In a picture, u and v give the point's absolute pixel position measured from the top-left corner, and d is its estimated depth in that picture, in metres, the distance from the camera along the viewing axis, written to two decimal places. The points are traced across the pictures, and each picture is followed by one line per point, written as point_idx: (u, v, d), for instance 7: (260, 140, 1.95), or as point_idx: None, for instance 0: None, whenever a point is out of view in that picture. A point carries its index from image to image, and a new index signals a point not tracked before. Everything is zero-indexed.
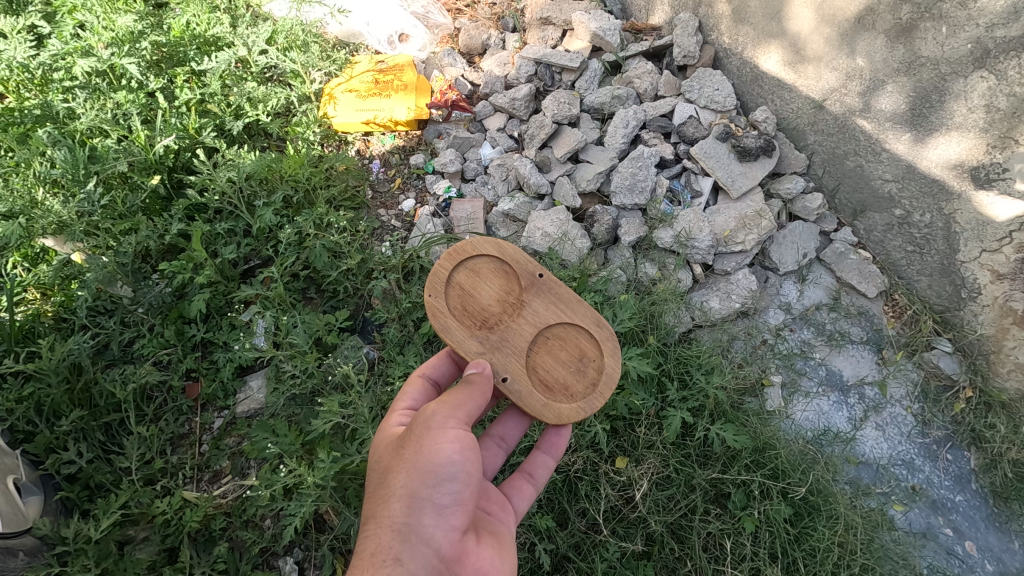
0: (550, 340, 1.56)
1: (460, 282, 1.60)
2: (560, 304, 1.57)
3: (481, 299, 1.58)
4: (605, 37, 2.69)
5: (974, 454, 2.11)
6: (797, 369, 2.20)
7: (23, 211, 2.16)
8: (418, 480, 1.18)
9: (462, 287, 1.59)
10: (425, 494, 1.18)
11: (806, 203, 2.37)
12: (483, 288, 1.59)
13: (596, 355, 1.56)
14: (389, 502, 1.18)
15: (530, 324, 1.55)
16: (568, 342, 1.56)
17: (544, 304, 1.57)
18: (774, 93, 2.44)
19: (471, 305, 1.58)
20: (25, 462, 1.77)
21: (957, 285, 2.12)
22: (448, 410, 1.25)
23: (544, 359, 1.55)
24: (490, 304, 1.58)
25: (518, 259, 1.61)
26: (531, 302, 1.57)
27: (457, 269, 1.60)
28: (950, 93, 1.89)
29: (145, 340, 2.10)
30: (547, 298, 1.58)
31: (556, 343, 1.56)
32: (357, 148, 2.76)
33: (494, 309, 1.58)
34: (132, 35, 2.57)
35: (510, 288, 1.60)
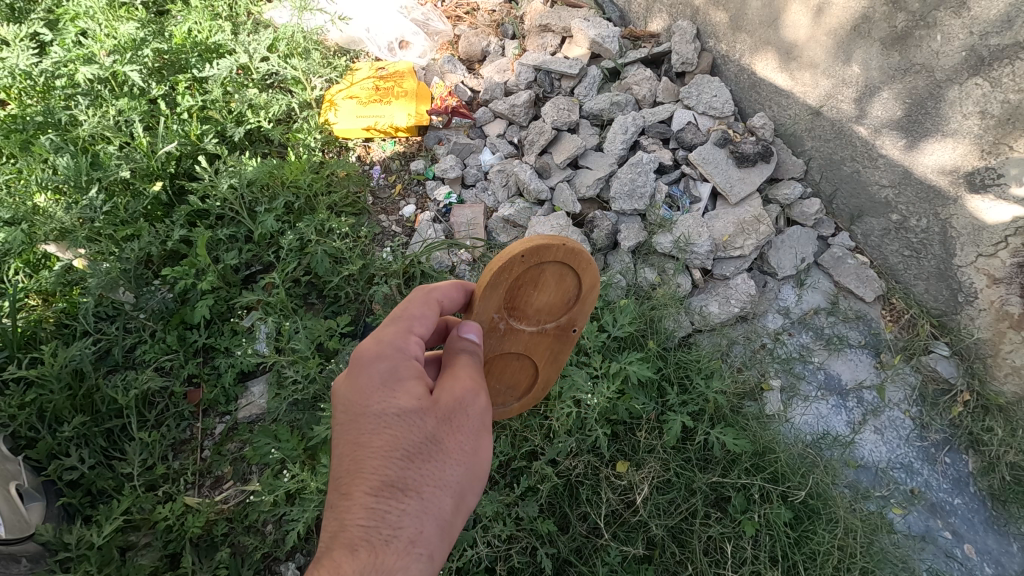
0: (517, 363, 1.32)
1: (543, 272, 1.15)
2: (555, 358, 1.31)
3: (535, 296, 1.19)
4: (604, 44, 2.73)
5: (972, 457, 2.12)
6: (795, 373, 2.22)
7: (26, 217, 2.17)
8: (453, 482, 1.06)
9: (539, 275, 1.16)
10: (456, 498, 1.07)
11: (805, 208, 2.37)
12: (540, 299, 1.19)
13: (519, 395, 1.39)
14: (412, 497, 1.02)
15: (530, 346, 1.26)
16: (523, 373, 1.34)
17: (552, 352, 1.30)
18: (772, 99, 2.46)
19: (519, 298, 1.18)
20: (27, 468, 1.78)
21: (954, 289, 2.14)
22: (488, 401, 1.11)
23: (501, 366, 1.31)
24: (535, 307, 1.20)
25: (580, 311, 1.23)
26: (550, 339, 1.27)
27: (549, 264, 1.13)
28: (945, 100, 1.91)
29: (147, 346, 2.12)
30: (558, 346, 1.29)
31: (517, 368, 1.33)
32: (358, 154, 2.78)
33: (532, 312, 1.21)
34: (133, 43, 2.58)
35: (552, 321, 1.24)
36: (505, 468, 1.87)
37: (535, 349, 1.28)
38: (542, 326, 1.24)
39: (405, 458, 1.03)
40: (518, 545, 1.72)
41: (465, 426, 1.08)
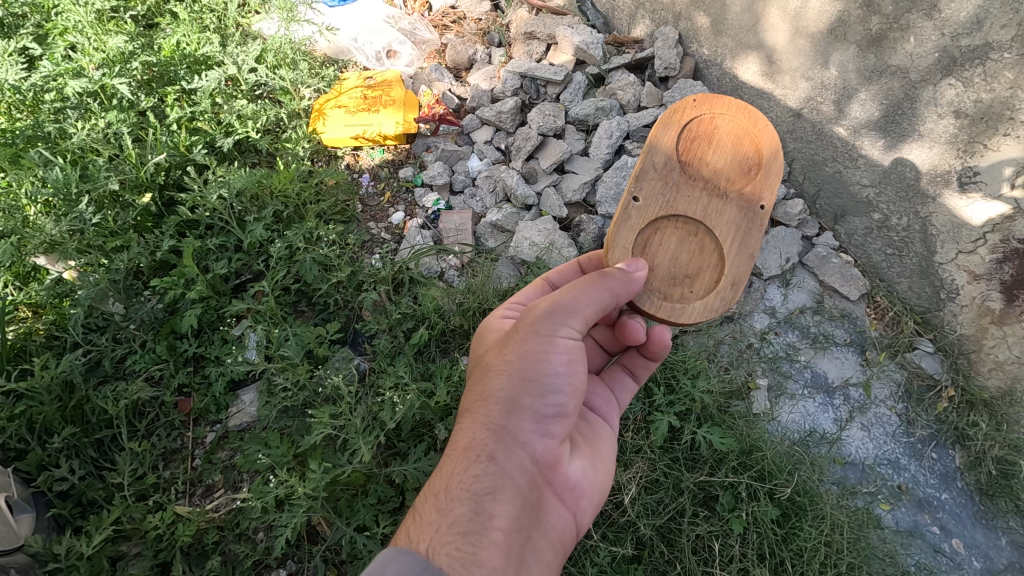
0: (695, 239, 1.43)
1: (718, 125, 1.47)
2: (738, 233, 1.41)
3: (705, 171, 1.45)
4: (588, 50, 2.74)
5: (958, 452, 2.14)
6: (783, 372, 2.24)
7: (15, 230, 2.18)
8: (521, 386, 1.23)
9: (699, 139, 1.46)
10: (529, 399, 1.23)
11: (788, 209, 2.41)
12: (707, 149, 1.45)
13: (703, 291, 1.40)
14: (492, 402, 1.24)
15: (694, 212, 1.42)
16: (703, 261, 1.42)
17: (730, 220, 1.42)
18: (754, 102, 2.49)
19: (694, 166, 1.45)
20: (16, 479, 1.78)
21: (936, 286, 2.17)
22: (565, 317, 1.25)
23: (669, 244, 1.42)
24: (711, 180, 1.44)
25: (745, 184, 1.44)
26: (710, 199, 1.42)
27: (687, 118, 1.47)
28: (920, 101, 1.95)
29: (137, 356, 2.12)
30: (734, 221, 1.42)
31: (693, 246, 1.42)
32: (347, 163, 2.80)
33: (708, 188, 1.43)
34: (123, 56, 2.61)
35: (729, 184, 1.44)
36: None
37: (704, 215, 1.42)
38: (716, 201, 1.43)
39: (493, 377, 1.26)
40: None
41: (533, 340, 1.25)
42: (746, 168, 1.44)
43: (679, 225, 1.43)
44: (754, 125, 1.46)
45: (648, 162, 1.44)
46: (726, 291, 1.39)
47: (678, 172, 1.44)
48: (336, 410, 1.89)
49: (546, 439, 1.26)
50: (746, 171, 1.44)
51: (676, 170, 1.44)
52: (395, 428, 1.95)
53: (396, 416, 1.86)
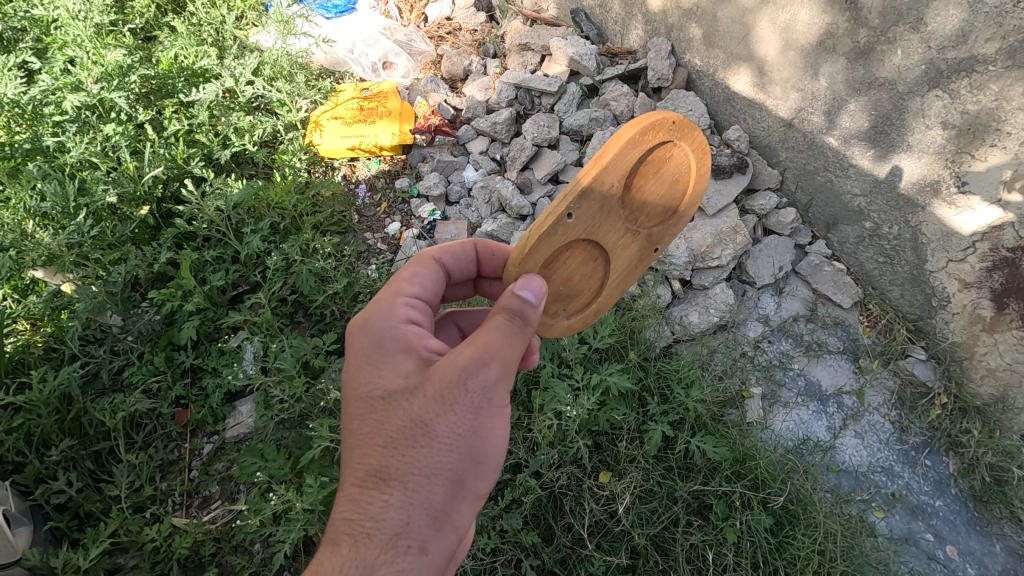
0: (593, 261, 1.31)
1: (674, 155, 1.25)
2: (628, 272, 1.34)
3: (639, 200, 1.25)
4: (582, 61, 2.77)
5: (952, 459, 2.15)
6: (776, 380, 2.26)
7: (15, 244, 2.21)
8: (466, 469, 1.09)
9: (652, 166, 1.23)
10: (472, 481, 1.11)
11: (781, 217, 2.43)
12: (652, 180, 1.24)
13: (572, 311, 1.38)
14: (430, 483, 1.06)
15: (609, 243, 1.27)
16: (588, 283, 1.34)
17: (630, 258, 1.32)
18: (746, 112, 2.51)
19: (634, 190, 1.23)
20: (14, 493, 1.79)
21: (928, 294, 2.18)
22: (507, 381, 1.10)
23: (569, 265, 1.29)
24: (638, 213, 1.27)
25: (660, 224, 1.31)
26: (627, 235, 1.28)
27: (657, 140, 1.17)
28: (909, 112, 1.97)
29: (134, 368, 2.14)
30: (635, 258, 1.33)
31: (590, 270, 1.32)
32: (344, 174, 2.82)
33: (634, 222, 1.27)
34: (121, 70, 2.63)
35: (652, 219, 1.30)
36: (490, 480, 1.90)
37: (613, 246, 1.28)
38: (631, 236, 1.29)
39: (433, 448, 1.06)
40: (503, 558, 1.75)
41: (483, 413, 1.07)
42: (667, 211, 1.31)
43: (590, 248, 1.26)
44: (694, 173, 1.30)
45: (598, 180, 1.14)
46: (589, 317, 1.40)
47: (619, 197, 1.20)
48: (333, 422, 1.91)
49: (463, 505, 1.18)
50: (666, 214, 1.31)
51: (618, 194, 1.19)
52: None
53: None
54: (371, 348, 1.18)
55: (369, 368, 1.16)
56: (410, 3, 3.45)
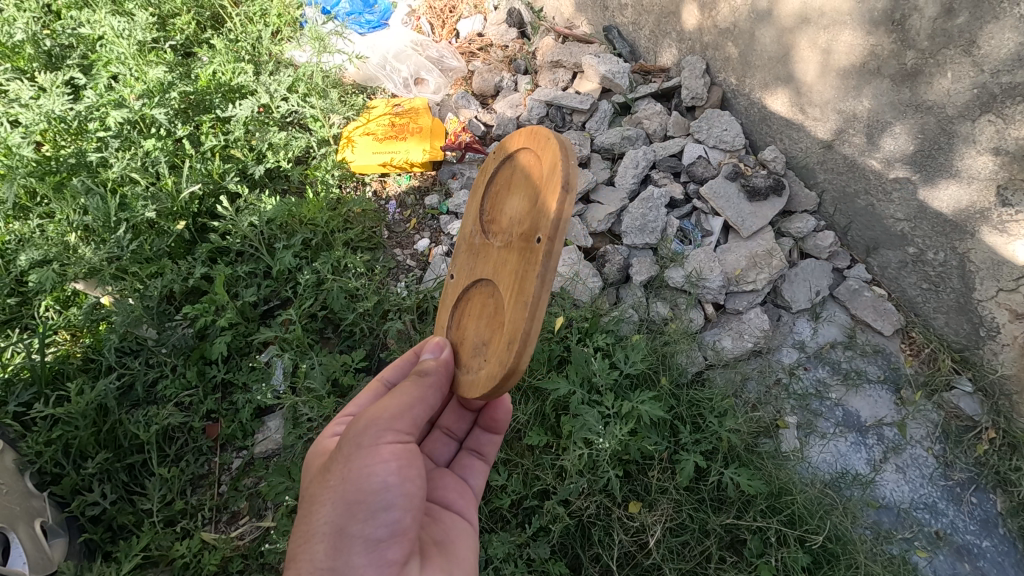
0: (490, 303, 1.35)
1: (516, 166, 1.33)
2: (518, 279, 1.20)
3: (505, 210, 1.34)
4: (614, 80, 2.74)
5: (1000, 497, 2.06)
6: (812, 410, 2.19)
7: (58, 257, 2.26)
8: (347, 514, 1.18)
9: (502, 183, 1.38)
10: (355, 527, 1.18)
11: (818, 241, 2.36)
12: (506, 202, 1.33)
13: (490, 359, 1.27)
14: (316, 541, 1.19)
15: (494, 268, 1.33)
16: (496, 324, 1.30)
17: (514, 270, 1.23)
18: (783, 132, 2.45)
19: (498, 204, 1.37)
20: (51, 504, 1.82)
21: (975, 323, 2.12)
22: (385, 424, 1.24)
23: (474, 311, 1.40)
24: (506, 217, 1.32)
25: (543, 204, 1.17)
26: (501, 254, 1.31)
27: (492, 177, 1.41)
28: (958, 136, 1.90)
29: (168, 381, 2.17)
30: (523, 261, 1.20)
31: (490, 312, 1.34)
32: (374, 189, 2.84)
33: (503, 227, 1.32)
34: (162, 87, 2.69)
35: (516, 230, 1.26)
36: (517, 506, 1.88)
37: (496, 273, 1.31)
38: (510, 242, 1.28)
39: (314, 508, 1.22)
40: None
41: (352, 455, 1.21)
42: (536, 194, 1.22)
43: (482, 287, 1.38)
44: (546, 160, 1.20)
45: (463, 234, 1.48)
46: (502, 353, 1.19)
47: (480, 232, 1.41)
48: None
49: (382, 568, 1.18)
50: (534, 198, 1.22)
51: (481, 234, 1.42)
52: None
53: None
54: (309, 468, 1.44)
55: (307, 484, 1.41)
56: (441, 19, 3.48)
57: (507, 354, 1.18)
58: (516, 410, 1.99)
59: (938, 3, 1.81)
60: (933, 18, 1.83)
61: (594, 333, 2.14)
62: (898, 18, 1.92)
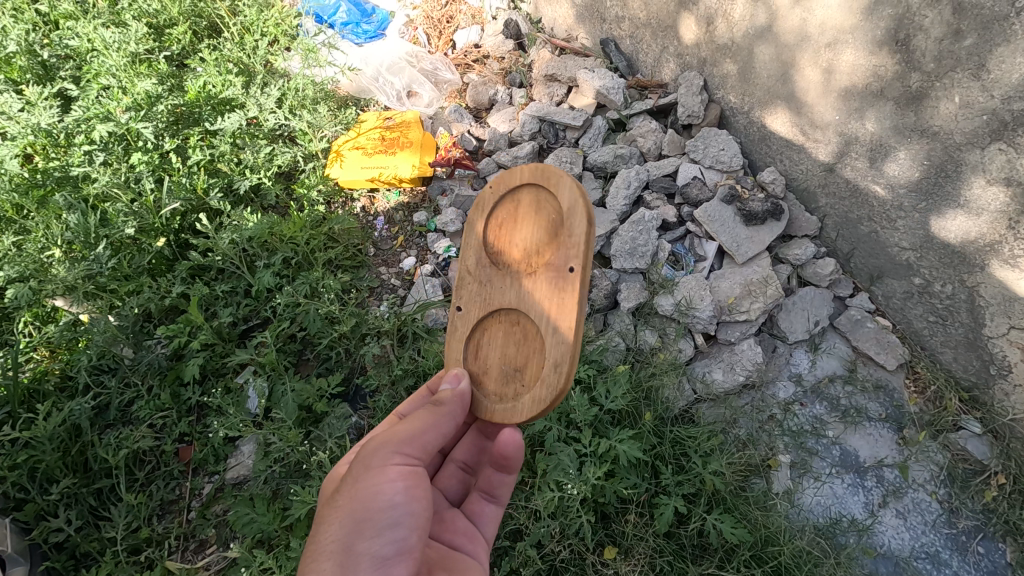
0: (514, 328, 1.42)
1: (520, 204, 1.44)
2: (556, 305, 1.32)
3: (516, 238, 1.43)
4: (609, 95, 2.65)
5: (1010, 547, 1.92)
6: (807, 448, 2.07)
7: (35, 274, 2.23)
8: (355, 530, 1.10)
9: (502, 221, 1.47)
10: (363, 544, 1.09)
11: (818, 268, 2.25)
12: (514, 234, 1.44)
13: (529, 383, 1.37)
14: (323, 558, 1.08)
15: (517, 297, 1.39)
16: (528, 348, 1.39)
17: (548, 296, 1.34)
18: (783, 153, 2.33)
19: (506, 228, 1.45)
20: (13, 531, 1.79)
21: (985, 361, 1.98)
22: (395, 445, 1.20)
23: (494, 334, 1.44)
24: (518, 248, 1.42)
25: (569, 234, 1.32)
26: (520, 286, 1.39)
27: (490, 212, 1.47)
28: (966, 165, 1.78)
29: (142, 402, 2.13)
30: (551, 290, 1.33)
31: (516, 335, 1.41)
32: (363, 205, 2.78)
33: (517, 256, 1.42)
34: (149, 99, 2.65)
35: (534, 259, 1.40)
36: None
37: (520, 299, 1.38)
38: (530, 274, 1.39)
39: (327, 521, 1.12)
40: None
41: (361, 475, 1.16)
42: (553, 226, 1.37)
43: (503, 313, 1.43)
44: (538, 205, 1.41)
45: (463, 261, 1.49)
46: (549, 374, 1.30)
47: (488, 262, 1.46)
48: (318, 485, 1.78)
49: None
50: (552, 234, 1.37)
51: (489, 263, 1.46)
52: None
53: None
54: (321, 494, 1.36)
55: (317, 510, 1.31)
56: (438, 29, 3.43)
57: (553, 378, 1.30)
58: None
59: (944, 23, 1.69)
60: (938, 39, 1.72)
61: (576, 364, 2.05)
62: (903, 38, 1.80)
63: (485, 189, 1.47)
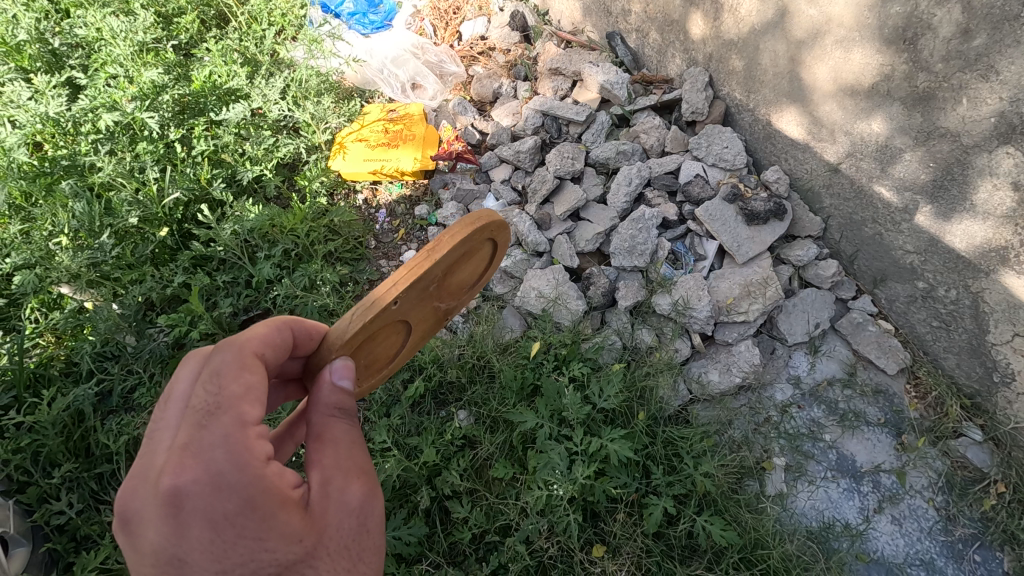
0: (395, 339, 1.19)
1: (482, 248, 1.25)
2: (423, 340, 1.29)
3: (458, 274, 1.23)
4: (612, 90, 2.62)
5: (1007, 557, 1.89)
6: (803, 451, 2.05)
7: (40, 261, 2.26)
8: None
9: (471, 251, 1.20)
10: None
11: (820, 270, 2.22)
12: (462, 268, 1.22)
13: (362, 380, 1.23)
14: None
15: (426, 322, 1.22)
16: (385, 354, 1.22)
17: (427, 331, 1.27)
18: (787, 152, 2.30)
19: (458, 264, 1.19)
20: (16, 512, 1.83)
21: (989, 367, 1.95)
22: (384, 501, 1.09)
23: (382, 338, 1.14)
24: (457, 280, 1.24)
25: (468, 296, 1.35)
26: (432, 312, 1.22)
27: (478, 239, 1.15)
28: (973, 168, 1.74)
29: (144, 389, 2.16)
30: (432, 328, 1.29)
31: (388, 347, 1.20)
32: (365, 197, 2.78)
33: (451, 286, 1.23)
34: (155, 89, 2.67)
35: (450, 297, 1.27)
36: (478, 540, 1.81)
37: (417, 326, 1.20)
38: (442, 309, 1.25)
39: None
40: None
41: (380, 543, 1.04)
42: (470, 284, 1.33)
43: (407, 327, 1.18)
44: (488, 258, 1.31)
45: (431, 271, 1.04)
46: (375, 382, 1.27)
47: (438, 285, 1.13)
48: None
49: None
50: (469, 285, 1.33)
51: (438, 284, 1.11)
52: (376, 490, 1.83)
53: None
54: (207, 487, 0.84)
55: (213, 519, 0.84)
56: (445, 21, 3.41)
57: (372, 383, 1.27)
58: (484, 439, 1.93)
59: (954, 22, 1.64)
60: (947, 39, 1.67)
61: (571, 362, 2.05)
62: (910, 37, 1.75)
63: (495, 218, 1.15)
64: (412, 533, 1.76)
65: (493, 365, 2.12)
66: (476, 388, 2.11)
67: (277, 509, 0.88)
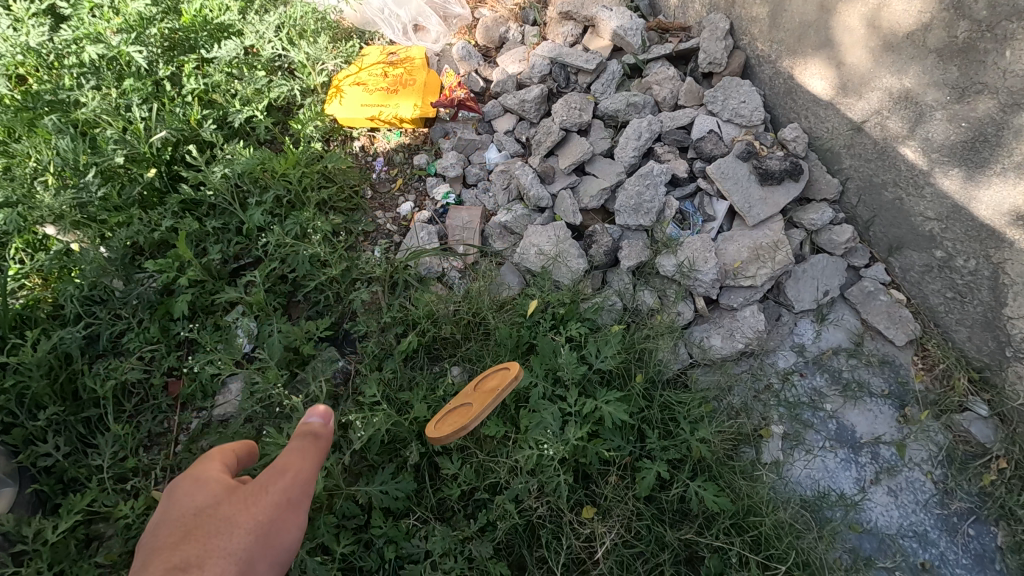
0: (455, 415, 1.70)
1: (491, 377, 1.73)
2: (483, 398, 1.65)
3: (487, 380, 1.72)
4: (626, 37, 2.45)
5: (1001, 532, 1.87)
6: (802, 420, 2.01)
7: (21, 200, 2.14)
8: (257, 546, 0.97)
9: (486, 379, 1.74)
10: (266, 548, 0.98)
11: (834, 235, 2.11)
12: (488, 380, 1.73)
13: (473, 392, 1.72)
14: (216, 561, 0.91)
15: (466, 408, 1.68)
16: (458, 416, 1.68)
17: (473, 407, 1.64)
18: (808, 108, 2.16)
19: (483, 382, 1.74)
20: (2, 453, 1.79)
21: (1002, 342, 1.88)
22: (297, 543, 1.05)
23: (447, 419, 1.69)
24: (485, 385, 1.72)
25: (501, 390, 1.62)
26: (468, 396, 1.72)
27: (480, 380, 1.75)
28: (1009, 128, 1.61)
29: (133, 334, 2.12)
30: (483, 397, 1.66)
31: (455, 417, 1.69)
32: (362, 144, 2.68)
33: (481, 388, 1.72)
34: (141, 22, 2.56)
35: (488, 383, 1.72)
36: (467, 497, 1.80)
37: (459, 413, 1.69)
38: (473, 395, 1.71)
39: None
40: None
41: (275, 524, 1.00)
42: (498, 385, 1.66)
43: (453, 412, 1.71)
44: (500, 381, 1.67)
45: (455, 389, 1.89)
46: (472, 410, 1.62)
47: (466, 397, 1.72)
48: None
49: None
50: (504, 372, 1.70)
51: (470, 397, 1.72)
52: (365, 444, 1.79)
53: (362, 438, 1.72)
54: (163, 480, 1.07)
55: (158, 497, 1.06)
56: None
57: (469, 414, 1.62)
58: None
59: None
60: None
61: (569, 321, 1.99)
62: None
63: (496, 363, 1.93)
64: (400, 488, 1.73)
65: (489, 322, 2.06)
66: (471, 346, 2.06)
67: (195, 475, 1.05)
